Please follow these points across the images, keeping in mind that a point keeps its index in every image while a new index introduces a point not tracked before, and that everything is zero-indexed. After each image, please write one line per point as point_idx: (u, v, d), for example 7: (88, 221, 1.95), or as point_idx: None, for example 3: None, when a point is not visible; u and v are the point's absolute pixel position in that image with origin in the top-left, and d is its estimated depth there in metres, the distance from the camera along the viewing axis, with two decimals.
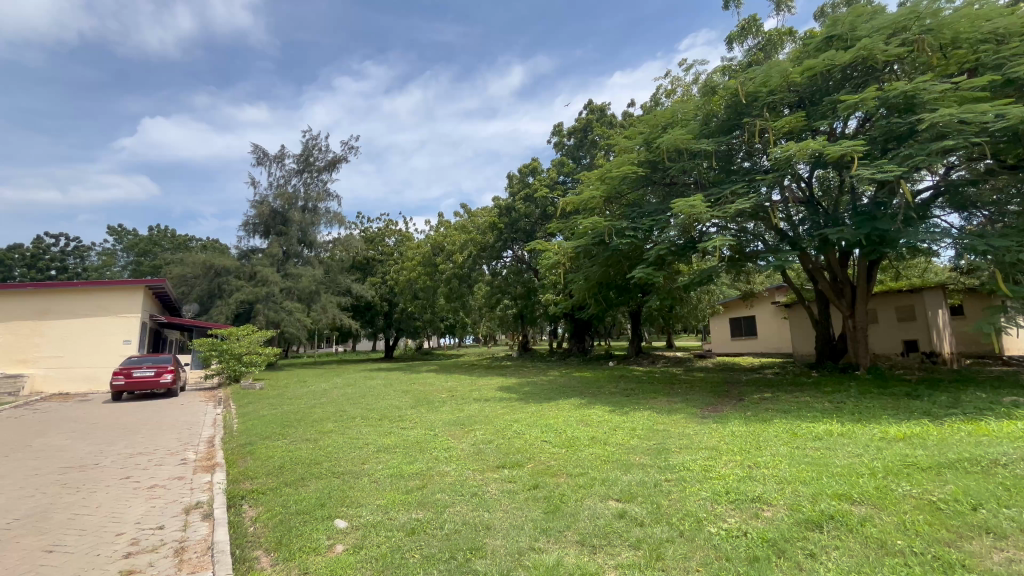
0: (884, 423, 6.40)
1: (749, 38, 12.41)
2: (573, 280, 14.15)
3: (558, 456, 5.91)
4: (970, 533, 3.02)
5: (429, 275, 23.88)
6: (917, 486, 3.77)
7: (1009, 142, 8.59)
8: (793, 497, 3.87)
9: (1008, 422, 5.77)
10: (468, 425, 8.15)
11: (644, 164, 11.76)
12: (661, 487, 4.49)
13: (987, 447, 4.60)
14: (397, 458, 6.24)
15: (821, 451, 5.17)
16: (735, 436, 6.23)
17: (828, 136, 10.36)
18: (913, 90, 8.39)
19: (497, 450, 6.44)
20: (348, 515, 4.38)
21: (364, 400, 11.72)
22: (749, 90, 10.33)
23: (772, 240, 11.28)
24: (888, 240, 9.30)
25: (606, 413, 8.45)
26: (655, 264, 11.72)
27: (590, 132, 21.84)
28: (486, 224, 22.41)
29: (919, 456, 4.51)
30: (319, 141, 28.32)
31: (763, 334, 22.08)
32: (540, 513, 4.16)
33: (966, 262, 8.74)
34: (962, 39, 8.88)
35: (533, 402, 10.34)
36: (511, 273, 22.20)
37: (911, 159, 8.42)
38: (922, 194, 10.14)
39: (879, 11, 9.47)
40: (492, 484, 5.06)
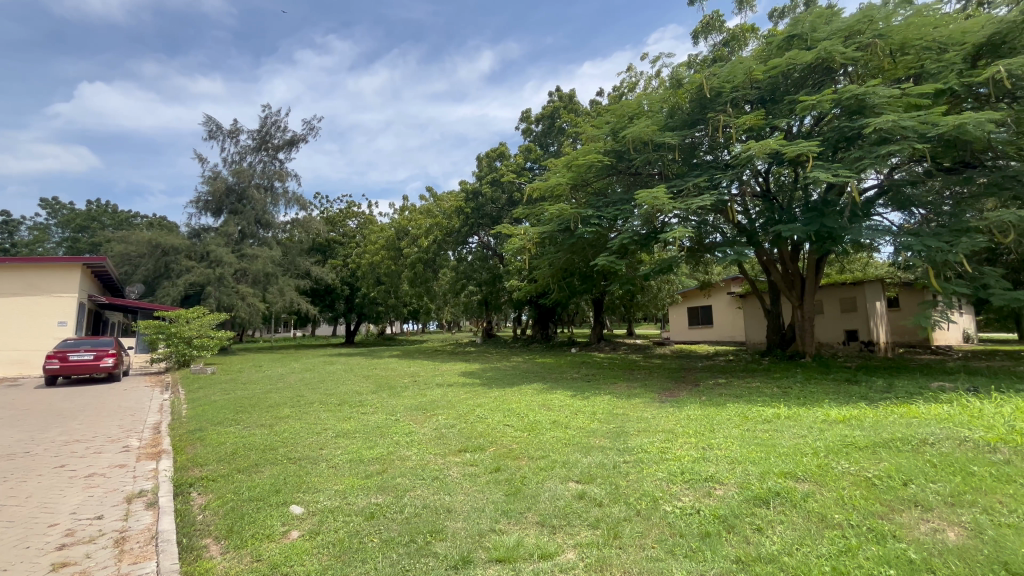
0: (826, 407, 6.81)
1: (713, 33, 12.61)
2: (538, 266, 14.25)
3: (520, 440, 5.95)
4: (901, 506, 3.24)
5: (393, 259, 23.48)
6: (855, 464, 4.01)
7: (946, 146, 9.11)
8: (743, 476, 4.04)
9: (936, 405, 6.26)
10: (430, 410, 8.10)
11: (610, 153, 11.91)
12: (619, 468, 4.60)
13: (918, 427, 4.95)
14: (358, 443, 6.13)
15: (770, 432, 5.42)
16: (690, 419, 6.45)
17: (786, 133, 10.64)
18: (863, 93, 8.76)
19: (460, 434, 6.43)
20: (304, 501, 4.27)
21: (324, 385, 11.44)
22: (714, 85, 10.53)
23: (730, 233, 11.66)
24: (835, 236, 9.77)
25: (568, 398, 8.63)
26: (619, 253, 11.89)
27: (557, 119, 21.82)
28: (451, 208, 22.20)
29: (857, 436, 4.81)
30: (278, 118, 27.15)
31: (719, 322, 22.97)
32: (501, 496, 4.19)
33: (903, 259, 9.25)
34: (910, 45, 9.33)
35: (496, 387, 10.38)
36: (477, 258, 22.09)
37: (861, 160, 8.82)
38: (867, 193, 10.67)
39: (837, 14, 9.82)
40: (454, 467, 5.05)
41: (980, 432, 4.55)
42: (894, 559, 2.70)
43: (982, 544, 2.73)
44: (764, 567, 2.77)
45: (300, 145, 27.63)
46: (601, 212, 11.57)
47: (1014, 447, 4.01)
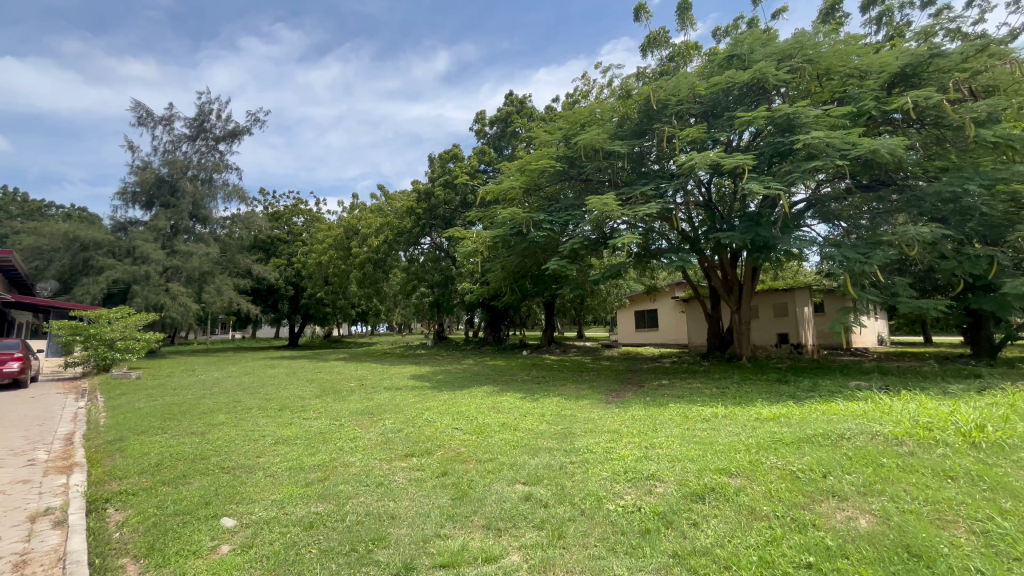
0: (759, 406, 7.23)
1: (660, 48, 13.15)
2: (490, 269, 14.27)
3: (469, 443, 5.92)
4: (820, 497, 3.49)
5: (341, 258, 22.71)
6: (782, 458, 4.28)
7: (864, 165, 9.95)
8: (682, 473, 4.20)
9: (853, 403, 6.81)
10: (377, 414, 7.90)
11: (562, 159, 12.15)
12: (565, 469, 4.67)
13: (837, 424, 5.35)
14: (298, 450, 5.86)
15: (708, 431, 5.67)
16: (635, 419, 6.64)
17: (727, 146, 11.18)
18: (793, 112, 9.40)
19: (407, 438, 6.31)
20: (237, 512, 4.03)
21: (263, 390, 10.89)
22: (661, 97, 10.96)
23: (675, 240, 12.15)
24: (768, 245, 10.43)
25: (517, 400, 8.67)
26: (570, 258, 12.08)
27: (511, 123, 21.98)
28: (403, 209, 21.85)
29: (785, 433, 5.13)
30: (217, 106, 25.67)
31: (664, 326, 23.85)
32: (447, 500, 4.14)
33: (827, 267, 10.02)
34: (834, 71, 10.10)
35: (446, 390, 10.28)
36: (429, 260, 21.82)
37: (790, 175, 9.47)
38: (797, 206, 11.48)
39: (771, 38, 10.51)
40: (399, 473, 4.93)
41: (889, 426, 4.98)
42: (814, 546, 2.90)
43: (889, 530, 2.99)
44: (698, 560, 2.90)
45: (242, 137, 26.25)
46: (552, 217, 11.76)
47: (918, 440, 4.41)
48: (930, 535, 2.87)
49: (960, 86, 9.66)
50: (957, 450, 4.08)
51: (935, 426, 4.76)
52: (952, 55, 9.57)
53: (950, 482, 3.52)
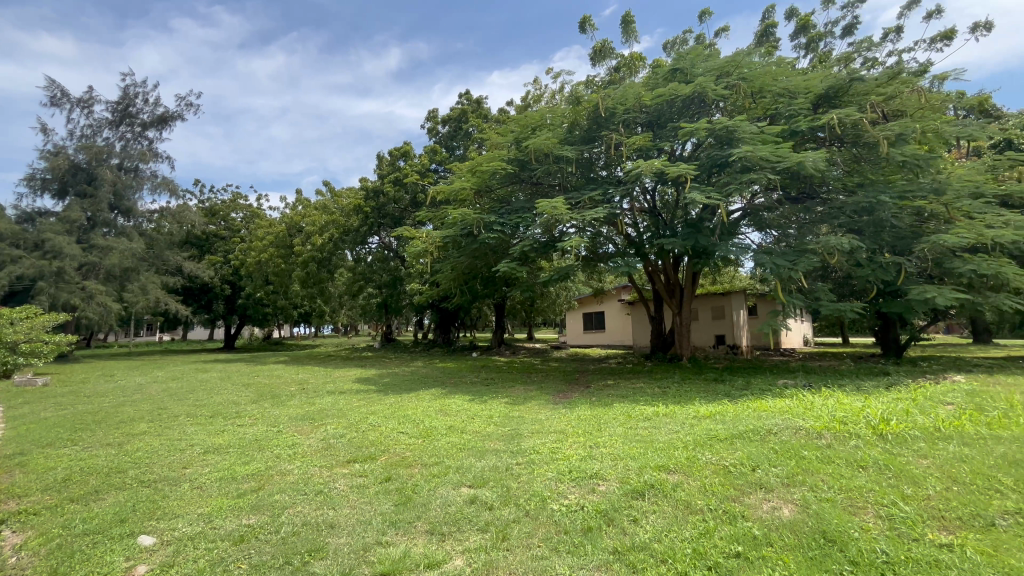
0: (696, 404, 7.57)
1: (609, 58, 13.54)
2: (440, 270, 14.10)
3: (414, 447, 5.80)
4: (749, 490, 3.70)
5: (282, 257, 21.58)
6: (716, 454, 4.50)
7: (792, 178, 10.69)
8: (623, 471, 4.31)
9: (780, 400, 7.29)
10: (319, 419, 7.57)
11: (513, 162, 12.23)
12: (512, 470, 4.68)
13: (766, 420, 5.70)
14: (230, 459, 5.52)
15: (649, 429, 5.87)
16: (581, 419, 6.76)
17: (671, 155, 11.61)
18: (731, 126, 9.93)
19: (350, 443, 6.09)
20: (157, 529, 3.73)
21: (193, 396, 10.17)
22: (609, 105, 11.27)
23: (621, 244, 12.53)
24: (707, 251, 10.97)
25: (465, 402, 8.61)
26: (520, 260, 12.16)
27: (464, 123, 21.87)
28: (350, 207, 21.19)
29: (719, 430, 5.41)
30: (145, 90, 23.81)
31: (611, 328, 24.50)
32: (390, 506, 4.03)
33: (759, 273, 10.68)
34: (767, 89, 10.78)
35: (392, 393, 10.04)
36: (377, 260, 21.27)
37: (727, 185, 10.00)
38: (734, 215, 12.16)
39: (711, 54, 11.08)
40: (340, 480, 4.75)
41: (810, 421, 5.36)
42: (742, 536, 3.07)
43: (808, 517, 3.20)
44: (637, 555, 2.99)
45: (173, 124, 24.48)
46: (503, 219, 11.80)
47: (836, 433, 4.78)
48: (843, 521, 3.11)
49: (874, 109, 10.61)
50: (868, 441, 4.46)
51: (850, 420, 5.18)
52: (867, 80, 10.50)
53: (861, 471, 3.84)
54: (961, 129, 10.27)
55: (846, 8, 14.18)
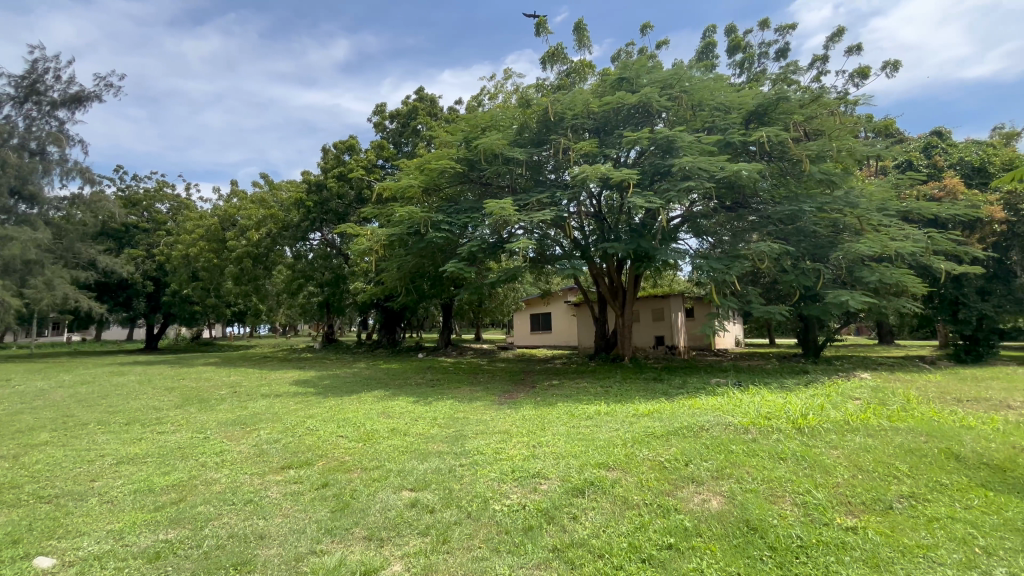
0: (636, 402, 7.84)
1: (559, 63, 13.77)
2: (386, 268, 13.76)
3: (354, 451, 5.60)
4: (682, 483, 3.87)
5: (214, 252, 20.22)
6: (652, 450, 4.68)
7: (727, 189, 11.35)
8: (564, 469, 4.39)
9: (712, 398, 7.69)
10: (251, 424, 7.16)
11: (462, 162, 12.16)
12: (454, 472, 4.63)
13: (699, 417, 5.99)
14: (148, 469, 5.09)
15: (591, 428, 6.01)
16: (525, 419, 6.81)
17: (616, 162, 11.89)
18: (672, 137, 10.38)
19: (285, 449, 5.80)
20: (57, 549, 3.37)
21: (107, 402, 9.29)
22: (558, 110, 11.45)
23: (568, 247, 12.77)
24: (649, 255, 11.39)
25: (409, 404, 8.45)
26: (468, 260, 12.10)
27: (413, 120, 21.45)
28: (291, 200, 20.24)
29: (657, 427, 5.63)
30: (56, 65, 21.56)
31: (557, 329, 24.90)
32: (327, 513, 3.87)
33: (696, 277, 11.21)
34: (705, 103, 11.35)
35: (333, 396, 9.65)
36: (319, 256, 20.42)
37: (668, 192, 10.45)
38: (673, 221, 12.72)
39: (655, 66, 11.53)
40: (273, 487, 4.51)
41: (739, 417, 5.69)
42: (674, 529, 3.21)
43: (734, 508, 3.40)
44: (575, 552, 3.06)
45: (89, 105, 22.32)
46: (451, 218, 11.69)
47: (760, 428, 5.11)
48: (764, 510, 3.32)
49: (798, 127, 11.49)
50: (788, 435, 4.80)
51: (773, 415, 5.55)
52: (793, 100, 11.33)
53: (781, 462, 4.12)
54: (870, 150, 11.32)
55: (779, 33, 15.23)
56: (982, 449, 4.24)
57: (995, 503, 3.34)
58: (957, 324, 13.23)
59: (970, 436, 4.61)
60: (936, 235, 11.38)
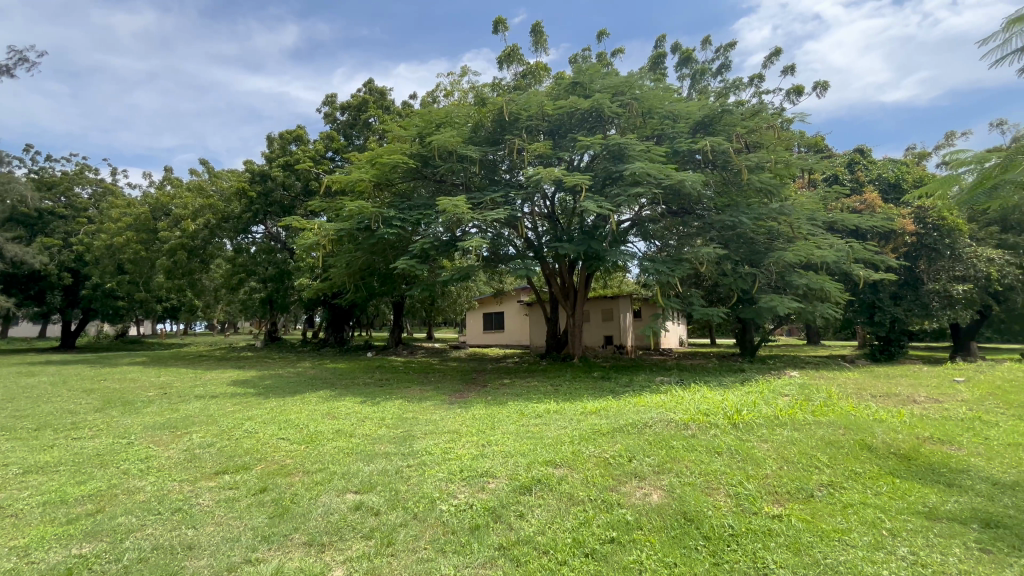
0: (584, 400, 8.01)
1: (515, 64, 13.81)
2: (334, 264, 13.31)
3: (296, 454, 5.38)
4: (625, 478, 4.01)
5: (143, 242, 18.76)
6: (598, 447, 4.80)
7: (673, 195, 11.83)
8: (513, 468, 4.40)
9: (656, 395, 7.98)
10: (182, 427, 6.69)
11: (416, 157, 11.97)
12: (401, 473, 4.54)
13: (642, 414, 6.20)
14: (60, 479, 4.65)
15: (539, 426, 6.08)
16: (475, 419, 6.77)
17: (569, 165, 12.09)
18: (623, 143, 10.67)
19: (220, 453, 5.48)
20: None
21: (13, 405, 8.40)
22: (513, 110, 11.48)
23: (521, 247, 12.86)
24: (599, 257, 11.66)
25: (356, 404, 8.21)
26: (420, 258, 11.90)
27: (365, 113, 20.85)
28: (232, 190, 19.17)
29: (603, 424, 5.78)
30: None
31: (509, 328, 25.01)
32: (263, 519, 3.69)
33: (643, 279, 11.59)
34: (655, 111, 11.72)
35: (275, 397, 9.21)
36: (261, 250, 19.44)
37: (618, 196, 10.76)
38: (623, 224, 13.10)
39: (608, 73, 11.82)
40: (205, 494, 4.25)
41: (680, 414, 5.95)
42: (617, 522, 3.30)
43: (673, 501, 3.55)
44: (521, 549, 3.09)
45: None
46: (403, 214, 11.46)
47: (699, 424, 5.36)
48: (700, 502, 3.49)
49: (740, 139, 12.13)
50: (723, 430, 5.07)
51: (711, 412, 5.84)
52: (735, 113, 11.94)
53: (717, 456, 4.34)
54: (803, 163, 12.13)
55: (720, 51, 16.01)
56: (891, 440, 4.66)
57: (900, 489, 3.69)
58: (874, 326, 14.49)
59: (881, 428, 5.06)
60: (856, 244, 12.39)
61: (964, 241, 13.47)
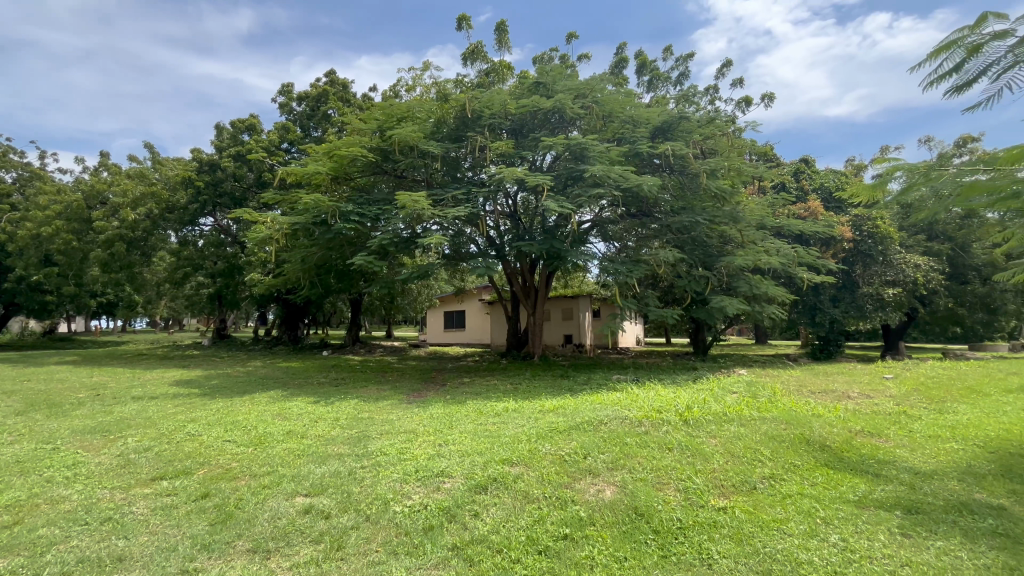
0: (543, 399, 8.08)
1: (479, 61, 13.75)
2: (288, 259, 12.83)
3: (243, 456, 5.14)
4: (580, 475, 4.07)
5: (76, 232, 17.43)
6: (554, 445, 4.85)
7: (632, 197, 12.11)
8: (469, 467, 4.38)
9: (613, 393, 8.15)
10: (117, 431, 6.26)
11: (375, 151, 11.71)
12: (355, 475, 4.42)
13: (598, 412, 6.31)
14: None
15: (497, 425, 6.08)
16: (432, 419, 6.68)
17: (531, 165, 12.15)
18: (585, 144, 10.83)
19: (158, 457, 5.15)
20: None
21: None
22: (476, 107, 11.38)
23: (482, 245, 12.80)
24: (559, 256, 11.78)
25: (309, 404, 7.93)
26: (379, 254, 11.65)
27: (324, 104, 20.21)
28: (177, 179, 18.13)
29: (559, 422, 5.84)
30: None
31: (470, 326, 24.90)
32: (204, 527, 3.50)
33: (602, 279, 11.80)
34: (616, 115, 11.93)
35: (221, 397, 8.77)
36: (209, 243, 18.48)
37: (579, 197, 10.91)
38: (584, 225, 13.29)
39: (571, 75, 11.97)
40: (139, 502, 3.99)
41: (634, 412, 6.09)
42: (570, 519, 3.35)
43: (626, 497, 3.62)
44: (475, 549, 3.08)
45: None
46: (362, 209, 11.20)
47: (652, 421, 5.51)
48: (651, 497, 3.58)
49: (696, 145, 12.56)
50: (675, 426, 5.24)
51: (663, 409, 6.02)
52: (692, 120, 12.33)
53: (668, 452, 4.47)
54: (754, 171, 12.70)
55: (680, 60, 16.50)
56: (827, 433, 4.96)
57: (833, 479, 3.92)
58: (814, 326, 15.37)
59: (818, 422, 5.37)
60: (801, 249, 13.10)
61: (895, 248, 14.51)
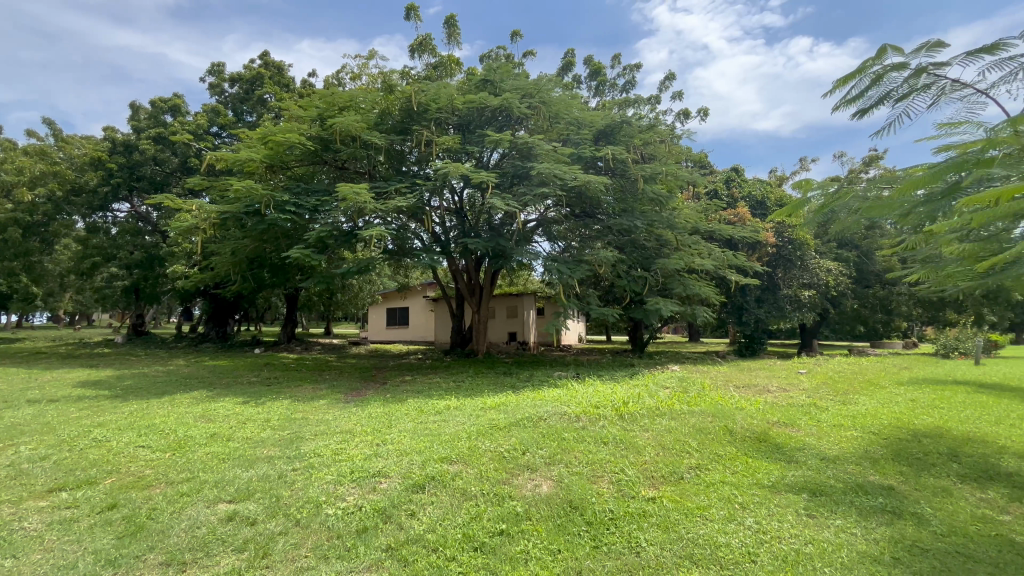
0: (485, 396, 8.09)
1: (427, 54, 13.50)
2: (215, 250, 11.98)
3: (158, 463, 4.75)
4: (518, 471, 4.11)
5: None
6: (494, 442, 4.87)
7: (576, 198, 12.37)
8: (407, 466, 4.31)
9: (553, 390, 8.31)
10: (6, 439, 5.57)
11: (314, 140, 11.17)
12: (285, 478, 4.22)
13: (539, 408, 6.40)
14: None
15: (438, 423, 6.01)
16: (371, 418, 6.49)
17: (477, 161, 12.10)
18: (531, 144, 10.92)
19: (57, 467, 4.65)
20: None
21: None
22: (421, 100, 11.13)
23: (427, 241, 12.58)
24: (504, 254, 11.81)
25: (236, 405, 7.47)
26: (316, 247, 11.15)
27: (259, 87, 19.06)
28: (86, 160, 16.44)
29: (500, 419, 5.86)
30: None
31: (414, 324, 24.44)
32: (110, 541, 3.20)
33: (546, 278, 11.96)
34: (563, 116, 12.11)
35: (134, 399, 8.04)
36: (125, 231, 16.93)
37: (525, 195, 10.98)
38: (529, 224, 13.42)
39: (519, 75, 12.02)
40: (32, 517, 3.58)
41: (573, 407, 6.22)
42: (507, 515, 3.38)
43: (562, 490, 3.71)
44: (409, 549, 3.03)
45: None
46: (299, 200, 10.67)
47: (589, 416, 5.67)
48: (585, 490, 3.69)
49: (637, 150, 13.03)
50: (611, 421, 5.42)
51: (601, 404, 6.21)
52: (633, 125, 12.79)
53: (603, 446, 4.62)
54: (689, 177, 13.37)
55: (626, 68, 17.06)
56: (747, 425, 5.32)
57: (751, 467, 4.21)
58: (741, 325, 16.45)
59: (741, 415, 5.75)
60: (730, 253, 13.95)
61: (811, 254, 15.79)
